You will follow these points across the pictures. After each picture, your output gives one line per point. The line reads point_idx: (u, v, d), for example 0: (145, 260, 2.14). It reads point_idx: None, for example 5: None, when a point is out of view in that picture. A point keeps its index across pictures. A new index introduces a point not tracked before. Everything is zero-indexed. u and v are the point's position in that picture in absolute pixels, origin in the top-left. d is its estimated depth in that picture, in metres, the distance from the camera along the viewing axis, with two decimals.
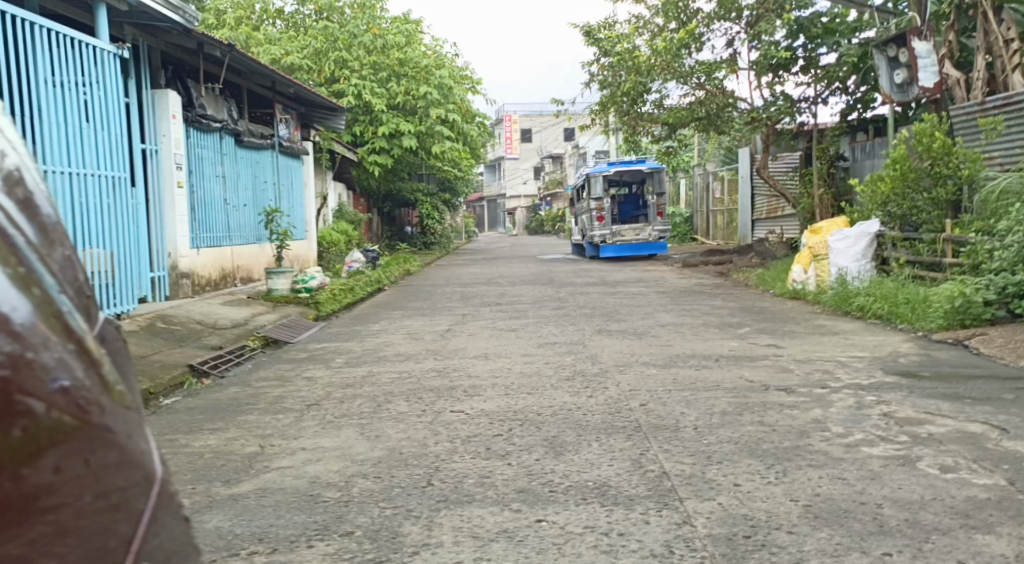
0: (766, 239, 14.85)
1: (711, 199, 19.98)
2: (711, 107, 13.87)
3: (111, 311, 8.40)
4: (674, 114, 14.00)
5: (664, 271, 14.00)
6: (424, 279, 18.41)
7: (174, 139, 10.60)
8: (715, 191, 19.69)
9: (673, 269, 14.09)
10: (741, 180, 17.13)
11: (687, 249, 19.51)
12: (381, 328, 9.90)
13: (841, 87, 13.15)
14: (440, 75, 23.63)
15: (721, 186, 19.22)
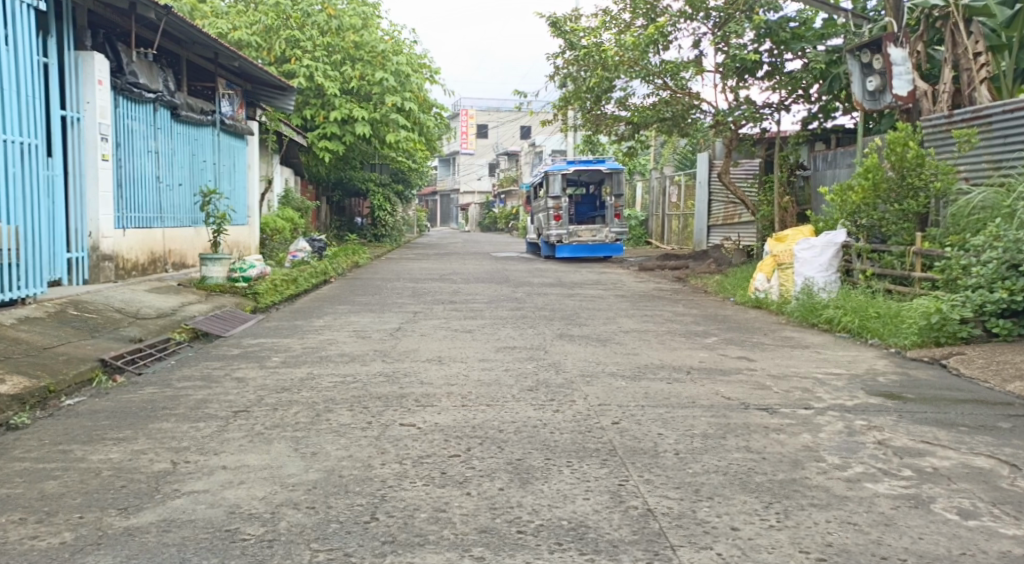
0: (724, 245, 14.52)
1: (666, 204, 19.71)
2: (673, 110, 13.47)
3: (14, 295, 7.61)
4: (638, 111, 13.64)
5: (621, 273, 13.61)
6: (372, 272, 17.78)
7: (99, 107, 9.83)
8: (671, 196, 19.38)
9: (630, 272, 13.71)
10: (699, 185, 16.81)
11: (642, 253, 19.18)
12: (323, 323, 9.29)
13: (804, 96, 12.75)
14: (397, 61, 23.07)
15: (677, 190, 18.89)
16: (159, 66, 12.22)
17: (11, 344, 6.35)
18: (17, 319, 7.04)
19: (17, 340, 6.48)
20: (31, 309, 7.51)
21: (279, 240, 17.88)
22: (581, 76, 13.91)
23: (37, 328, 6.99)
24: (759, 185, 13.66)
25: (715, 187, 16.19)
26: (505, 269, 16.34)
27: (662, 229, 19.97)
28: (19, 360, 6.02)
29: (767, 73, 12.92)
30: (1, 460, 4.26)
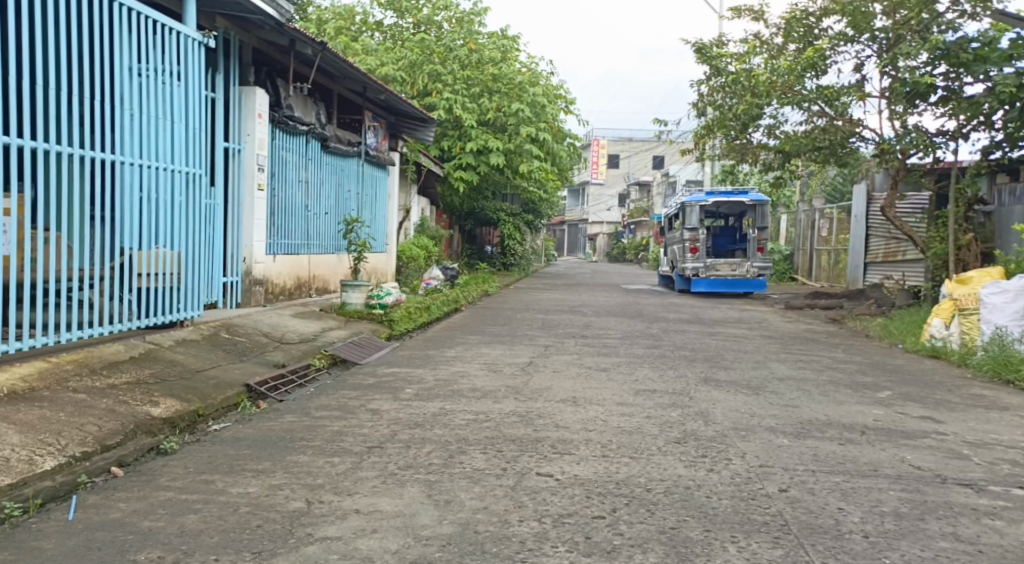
0: (883, 284, 13.60)
1: (816, 239, 18.68)
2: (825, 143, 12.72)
3: (173, 318, 8.06)
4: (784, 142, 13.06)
5: (764, 311, 12.92)
6: (504, 301, 17.67)
7: (258, 139, 10.70)
8: (820, 230, 18.39)
9: (774, 310, 13.01)
10: (854, 220, 15.86)
11: (786, 290, 18.27)
12: (457, 353, 9.17)
13: (985, 124, 11.82)
14: (533, 92, 23.00)
15: (829, 225, 17.88)
16: (313, 100, 13.12)
17: (165, 367, 6.56)
18: (171, 343, 7.30)
19: (170, 363, 6.70)
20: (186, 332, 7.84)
21: (414, 268, 18.04)
22: (727, 104, 13.49)
23: (189, 351, 7.22)
24: (930, 221, 12.67)
25: (872, 221, 15.24)
26: (640, 304, 15.89)
27: (810, 265, 18.97)
28: (171, 384, 6.18)
29: (941, 99, 12.03)
30: (147, 488, 4.28)
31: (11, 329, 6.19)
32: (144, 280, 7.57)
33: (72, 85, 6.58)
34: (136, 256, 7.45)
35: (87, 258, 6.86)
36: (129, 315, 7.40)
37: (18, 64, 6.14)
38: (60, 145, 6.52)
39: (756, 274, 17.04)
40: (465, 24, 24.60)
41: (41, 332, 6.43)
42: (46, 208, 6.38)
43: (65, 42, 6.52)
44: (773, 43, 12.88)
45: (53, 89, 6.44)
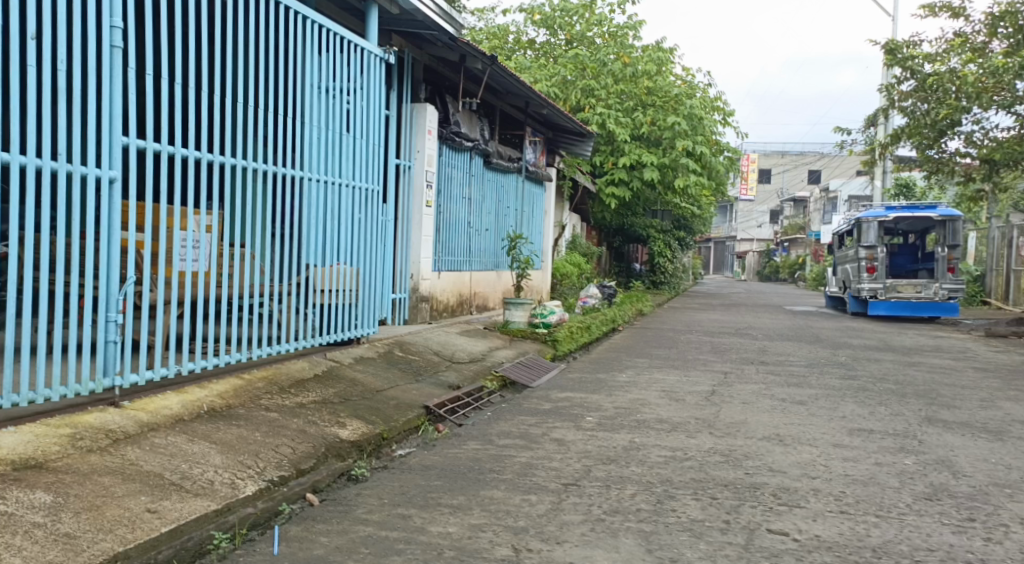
0: None
1: (1017, 259, 17.10)
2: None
3: (351, 334, 8.05)
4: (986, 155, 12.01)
5: (960, 339, 11.82)
6: (663, 321, 17.10)
7: (427, 156, 10.67)
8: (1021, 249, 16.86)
9: (972, 338, 11.89)
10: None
11: (977, 315, 16.77)
12: (630, 378, 8.74)
13: None
14: (690, 104, 22.42)
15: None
16: (478, 115, 13.08)
17: (346, 386, 6.64)
18: (350, 361, 7.41)
19: (352, 382, 6.80)
20: (363, 350, 7.89)
21: (569, 286, 17.72)
22: (917, 113, 12.57)
23: (366, 369, 7.32)
24: None
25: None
26: (811, 327, 14.96)
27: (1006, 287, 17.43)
28: (355, 403, 6.26)
29: None
30: (348, 520, 4.14)
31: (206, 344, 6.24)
32: (325, 297, 7.59)
33: (262, 102, 6.68)
34: (318, 273, 7.47)
35: (273, 274, 6.91)
36: (310, 332, 7.42)
37: (219, 82, 6.23)
38: (254, 162, 6.58)
39: (946, 296, 15.67)
40: (618, 38, 24.16)
41: (230, 349, 6.46)
42: (241, 225, 6.45)
43: (259, 58, 6.62)
44: (974, 47, 11.97)
45: (246, 104, 6.54)
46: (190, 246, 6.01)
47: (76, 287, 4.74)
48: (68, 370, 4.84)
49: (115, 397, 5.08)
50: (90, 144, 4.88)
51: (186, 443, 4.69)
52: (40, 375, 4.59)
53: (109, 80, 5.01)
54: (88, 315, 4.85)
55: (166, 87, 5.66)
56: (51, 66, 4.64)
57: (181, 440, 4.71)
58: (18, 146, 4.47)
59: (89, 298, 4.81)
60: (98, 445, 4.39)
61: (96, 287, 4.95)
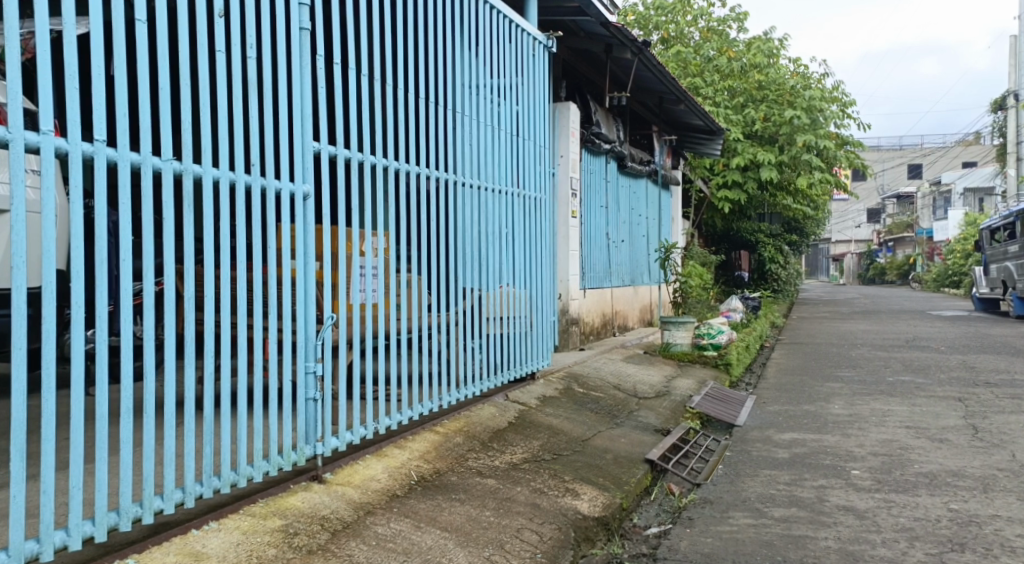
0: None
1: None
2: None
3: (533, 369, 6.89)
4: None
5: None
6: (806, 341, 15.64)
7: (571, 160, 9.39)
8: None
9: None
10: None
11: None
12: (855, 426, 7.42)
13: None
14: (808, 96, 20.71)
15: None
16: (613, 115, 11.68)
17: (552, 436, 5.44)
18: (539, 402, 6.19)
19: (551, 430, 5.56)
20: (544, 388, 6.67)
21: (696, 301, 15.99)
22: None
23: (560, 410, 6.12)
24: None
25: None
26: (989, 357, 13.33)
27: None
28: (570, 460, 5.03)
29: None
30: None
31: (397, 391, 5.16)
32: (504, 326, 6.46)
33: (440, 98, 5.66)
34: (496, 299, 6.35)
35: (455, 303, 5.85)
36: (493, 368, 6.29)
37: (404, 77, 5.26)
38: (438, 172, 5.60)
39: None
40: (712, 34, 23.36)
41: (419, 396, 5.38)
42: (424, 244, 5.43)
43: (435, 47, 5.62)
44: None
45: (428, 100, 5.53)
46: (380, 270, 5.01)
47: (261, 328, 3.91)
48: (269, 437, 4.03)
49: (319, 468, 4.19)
50: (282, 151, 4.05)
51: (416, 532, 3.76)
52: (240, 450, 3.75)
53: (299, 67, 4.21)
54: (286, 360, 4.06)
55: (355, 81, 4.79)
56: (242, 52, 3.83)
57: (408, 528, 3.78)
58: (209, 154, 3.67)
59: (284, 338, 4.03)
60: (317, 544, 3.48)
61: (292, 329, 4.13)
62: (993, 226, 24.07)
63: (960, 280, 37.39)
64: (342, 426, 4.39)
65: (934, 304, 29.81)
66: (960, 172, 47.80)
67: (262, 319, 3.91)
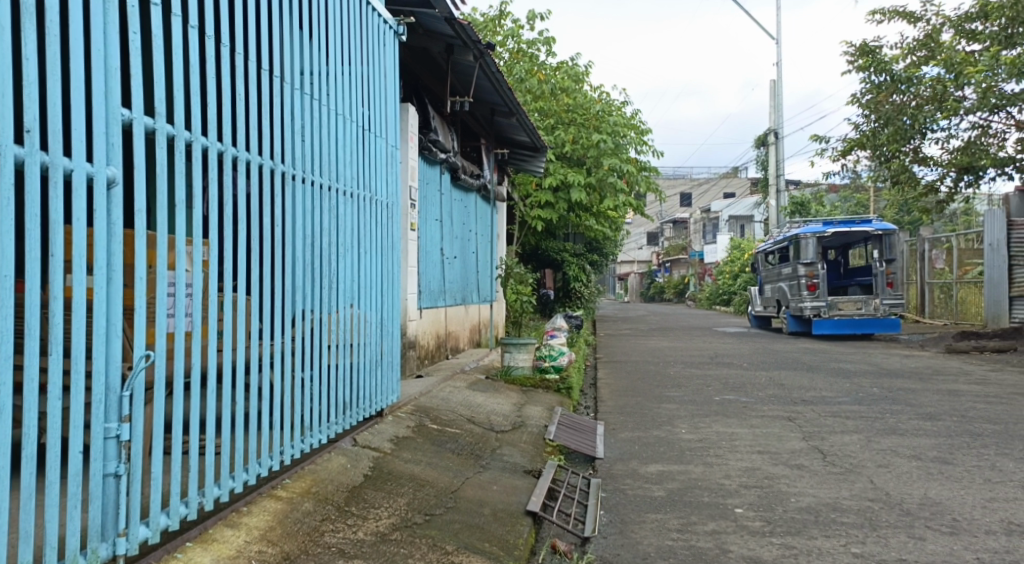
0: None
1: (931, 270, 24.11)
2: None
3: (382, 404, 5.97)
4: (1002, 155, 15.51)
5: (969, 400, 11.36)
6: (621, 361, 15.86)
7: (410, 168, 8.71)
8: (936, 262, 23.81)
9: (976, 399, 11.55)
10: (988, 248, 19.94)
11: (942, 360, 16.39)
12: (710, 450, 7.31)
13: None
14: (613, 121, 21.60)
15: (947, 255, 23.14)
16: (449, 125, 11.17)
17: (417, 490, 4.69)
18: (393, 446, 5.36)
19: (416, 480, 4.83)
20: (396, 428, 5.83)
21: (511, 322, 15.14)
22: (914, 100, 17.31)
23: (418, 454, 5.35)
24: None
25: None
26: (791, 373, 14.01)
27: (923, 300, 24.50)
28: (445, 521, 4.36)
29: None
30: None
31: (244, 439, 4.04)
32: (356, 353, 5.42)
33: (294, 77, 4.63)
34: (349, 321, 5.32)
35: (314, 332, 4.79)
36: (347, 405, 5.24)
37: (252, 45, 4.20)
38: (293, 169, 4.56)
39: (885, 310, 20.76)
40: (521, 56, 22.45)
41: (272, 443, 4.27)
42: (273, 254, 4.32)
43: (288, 11, 4.59)
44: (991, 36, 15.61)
45: (281, 79, 4.48)
46: (223, 284, 3.89)
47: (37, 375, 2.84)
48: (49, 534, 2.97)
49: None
50: (76, 122, 3.00)
51: None
52: None
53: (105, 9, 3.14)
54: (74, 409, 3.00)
55: (198, 46, 3.71)
56: None
57: None
58: None
59: (70, 380, 2.97)
60: None
61: (85, 368, 3.06)
62: (764, 249, 25.73)
63: (730, 299, 40.00)
64: (155, 506, 3.35)
65: (718, 321, 31.59)
66: (733, 202, 51.83)
67: (40, 353, 2.83)
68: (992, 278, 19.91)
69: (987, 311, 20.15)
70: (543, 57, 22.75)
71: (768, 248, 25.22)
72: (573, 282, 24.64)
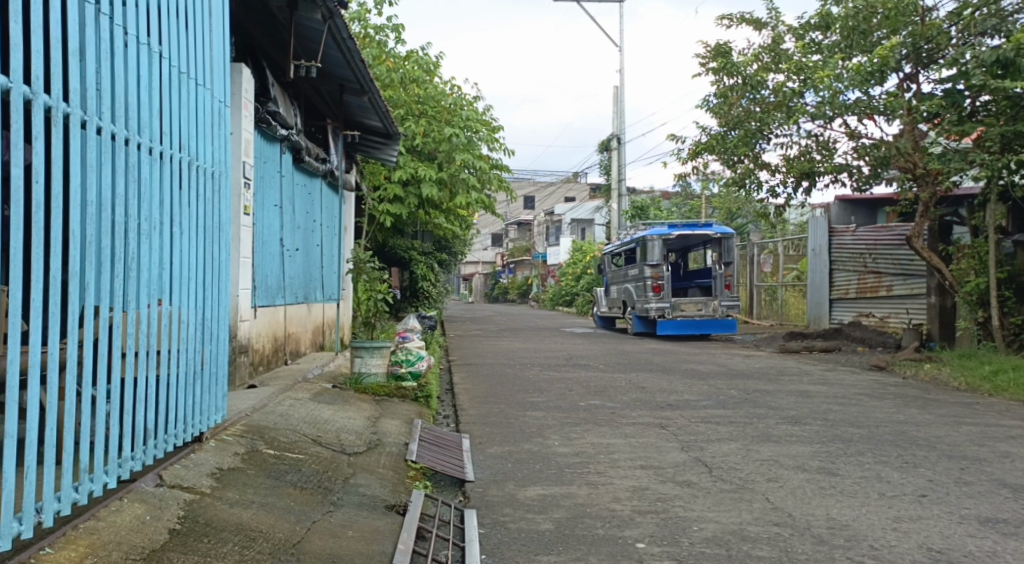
0: (927, 366, 12.99)
1: (759, 273, 24.56)
2: (903, 160, 13.18)
3: (198, 426, 4.73)
4: (839, 166, 14.11)
5: (831, 390, 11.05)
6: (477, 362, 14.94)
7: (244, 141, 7.56)
8: (762, 265, 24.29)
9: (837, 389, 11.26)
10: (811, 252, 20.16)
11: (782, 354, 16.30)
12: (587, 463, 6.41)
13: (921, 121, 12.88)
14: (465, 116, 20.70)
15: (772, 259, 23.65)
16: (291, 100, 9.93)
17: (243, 551, 3.52)
18: (213, 484, 4.19)
19: (245, 532, 3.70)
20: (220, 458, 4.65)
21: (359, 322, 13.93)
22: None
23: (247, 493, 4.20)
24: (962, 250, 13.50)
25: (843, 253, 18.97)
26: (647, 371, 13.47)
27: (751, 302, 24.89)
28: None
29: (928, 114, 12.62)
30: None
31: None
32: (163, 364, 4.19)
33: None
34: (154, 322, 4.09)
35: (98, 334, 3.52)
36: (152, 432, 4.03)
37: None
38: (68, 108, 3.27)
39: (723, 312, 20.82)
40: (369, 42, 21.03)
41: (27, 494, 2.97)
42: (34, 223, 3.03)
43: None
44: (832, 34, 14.11)
45: None
46: None
47: None
48: None
49: None
50: None
51: None
52: None
53: None
54: None
55: None
56: None
57: None
58: None
59: None
60: None
61: None
62: (610, 250, 25.58)
63: (573, 300, 39.94)
64: None
65: (566, 321, 31.28)
66: (578, 205, 52.15)
67: None
68: (813, 282, 20.11)
69: (809, 312, 20.28)
70: (391, 45, 21.57)
71: (615, 249, 25.12)
72: (421, 281, 23.52)
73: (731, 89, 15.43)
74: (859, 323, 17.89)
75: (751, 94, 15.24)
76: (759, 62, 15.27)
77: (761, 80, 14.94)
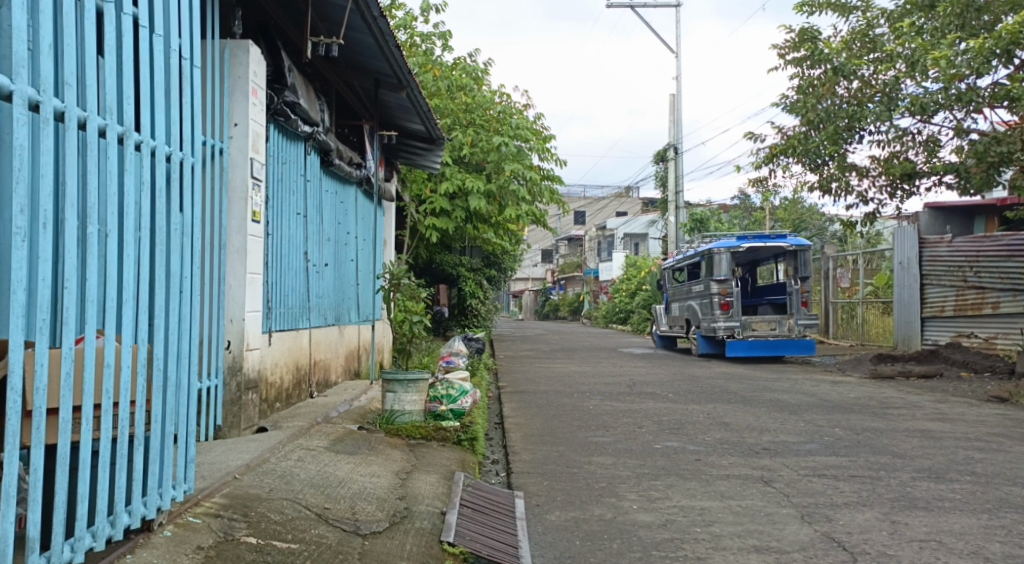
0: None
1: (835, 288, 22.70)
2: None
3: (146, 510, 3.37)
4: (949, 166, 12.36)
5: (954, 427, 9.37)
6: (532, 389, 13.47)
7: (253, 133, 6.25)
8: (840, 280, 22.37)
9: (960, 426, 9.57)
10: (900, 266, 18.36)
11: (873, 380, 14.58)
12: (681, 540, 4.93)
13: None
14: (516, 123, 19.30)
15: (852, 273, 21.77)
16: (319, 93, 8.63)
17: None
18: None
19: None
20: (171, 561, 3.28)
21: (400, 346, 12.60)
22: None
23: None
24: None
25: (938, 266, 17.11)
26: (724, 402, 11.89)
27: (826, 319, 23.02)
28: None
29: None
30: None
31: None
32: (63, 432, 2.84)
33: None
34: (40, 369, 2.77)
35: None
36: (36, 541, 2.71)
37: None
38: None
39: (800, 331, 18.94)
40: (414, 50, 19.71)
41: None
42: None
43: None
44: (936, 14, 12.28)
45: None
46: None
47: None
48: None
49: None
50: None
51: None
52: None
53: None
54: None
55: None
56: None
57: None
58: None
59: None
60: None
61: None
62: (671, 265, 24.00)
63: (628, 316, 38.20)
64: None
65: (623, 340, 29.66)
66: (631, 220, 50.55)
67: None
68: (903, 299, 18.29)
69: (899, 332, 18.38)
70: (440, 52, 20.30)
71: (675, 265, 23.53)
72: (469, 299, 22.15)
73: (818, 79, 13.83)
74: (960, 345, 16.04)
75: (840, 90, 13.50)
76: (848, 53, 13.54)
77: (853, 67, 13.16)
